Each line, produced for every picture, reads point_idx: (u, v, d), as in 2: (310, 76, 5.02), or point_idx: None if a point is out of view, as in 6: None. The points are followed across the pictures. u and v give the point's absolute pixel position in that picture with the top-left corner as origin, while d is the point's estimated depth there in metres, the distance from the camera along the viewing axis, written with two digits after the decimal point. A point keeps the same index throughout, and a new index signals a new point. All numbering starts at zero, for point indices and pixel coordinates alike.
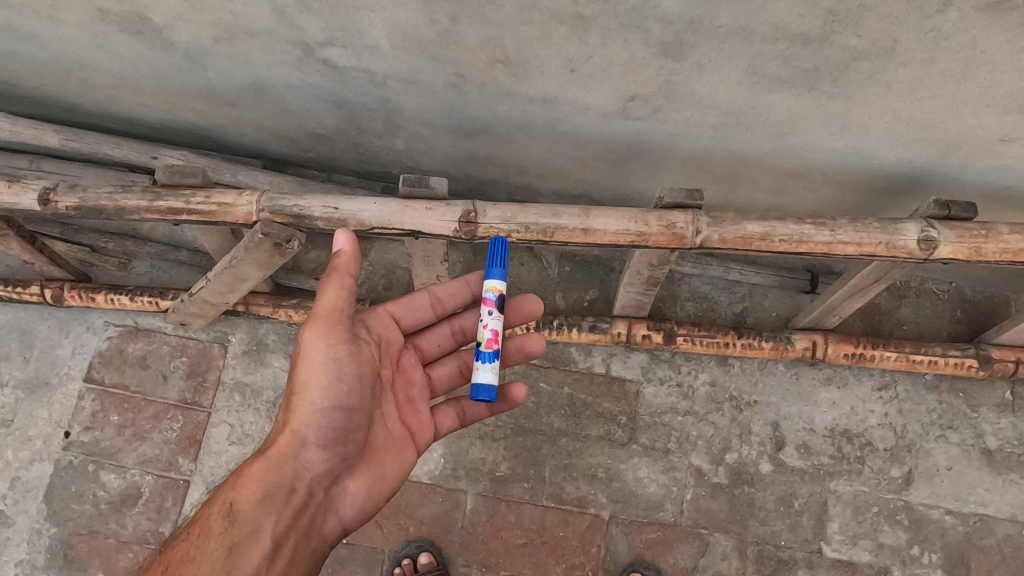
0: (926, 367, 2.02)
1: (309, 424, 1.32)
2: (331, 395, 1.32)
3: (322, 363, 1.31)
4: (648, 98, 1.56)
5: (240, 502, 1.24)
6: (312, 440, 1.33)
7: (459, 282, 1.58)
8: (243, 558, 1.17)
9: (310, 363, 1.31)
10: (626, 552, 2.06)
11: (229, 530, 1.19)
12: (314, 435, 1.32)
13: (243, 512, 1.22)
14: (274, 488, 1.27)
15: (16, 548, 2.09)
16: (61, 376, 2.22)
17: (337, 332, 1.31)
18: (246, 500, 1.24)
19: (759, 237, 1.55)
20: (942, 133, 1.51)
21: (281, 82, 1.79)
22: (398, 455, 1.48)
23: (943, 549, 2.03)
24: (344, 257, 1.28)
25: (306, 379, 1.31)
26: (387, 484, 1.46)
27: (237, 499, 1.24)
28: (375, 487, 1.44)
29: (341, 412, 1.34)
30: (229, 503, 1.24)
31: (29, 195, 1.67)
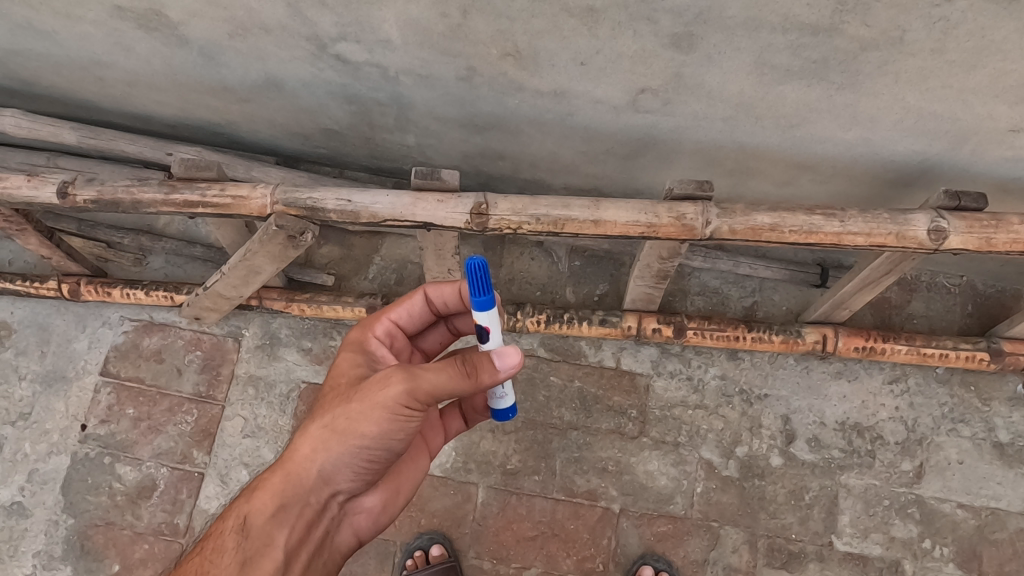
0: (938, 361, 2.02)
1: (348, 456, 1.17)
2: (381, 439, 1.16)
3: (387, 410, 1.13)
4: (658, 91, 1.57)
5: (254, 516, 1.13)
6: (346, 466, 1.19)
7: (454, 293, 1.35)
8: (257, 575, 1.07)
9: (373, 405, 1.13)
10: (636, 544, 2.07)
11: (242, 546, 1.09)
12: (350, 463, 1.19)
13: (257, 527, 1.12)
14: (296, 508, 1.15)
15: (34, 539, 2.12)
16: (78, 370, 2.25)
17: (423, 398, 1.13)
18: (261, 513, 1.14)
19: (769, 228, 1.56)
20: (952, 124, 1.52)
21: (295, 78, 1.82)
22: (414, 464, 1.44)
23: (954, 543, 2.03)
24: (489, 376, 1.12)
25: (361, 418, 1.14)
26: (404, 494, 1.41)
27: (251, 511, 1.14)
28: (390, 499, 1.37)
29: (385, 450, 1.19)
30: (243, 516, 1.14)
31: (48, 188, 1.70)
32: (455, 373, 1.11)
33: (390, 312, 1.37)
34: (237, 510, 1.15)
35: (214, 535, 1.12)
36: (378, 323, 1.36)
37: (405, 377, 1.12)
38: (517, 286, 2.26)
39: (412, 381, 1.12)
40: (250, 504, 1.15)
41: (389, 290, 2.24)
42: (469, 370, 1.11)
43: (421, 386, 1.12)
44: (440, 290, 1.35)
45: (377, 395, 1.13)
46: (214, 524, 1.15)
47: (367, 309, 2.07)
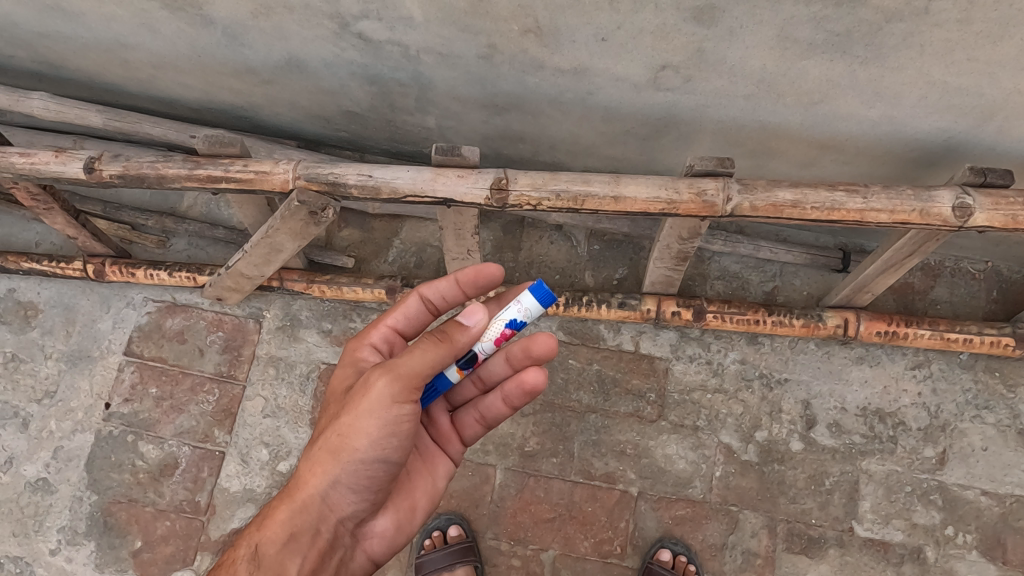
0: (961, 346, 2.00)
1: (346, 473, 1.19)
2: (377, 448, 1.18)
3: (376, 415, 1.16)
4: (679, 68, 1.56)
5: (265, 545, 1.14)
6: (346, 485, 1.21)
7: (449, 281, 1.33)
8: None
9: (360, 413, 1.16)
10: (654, 527, 2.07)
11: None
12: (351, 481, 1.21)
13: (270, 556, 1.12)
14: (306, 535, 1.18)
15: (59, 514, 2.15)
16: (102, 350, 2.28)
17: (407, 394, 1.17)
18: (271, 543, 1.14)
19: (791, 205, 1.55)
20: (978, 99, 1.50)
21: (317, 58, 1.83)
22: (429, 475, 1.45)
23: (978, 530, 2.00)
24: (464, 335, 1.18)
25: (352, 430, 1.17)
26: (418, 510, 1.41)
27: (262, 542, 1.14)
28: (403, 520, 1.38)
29: (383, 462, 1.21)
30: (255, 545, 1.14)
31: (75, 164, 1.72)
32: (431, 344, 1.16)
33: (387, 319, 1.36)
34: (249, 540, 1.16)
35: (226, 565, 1.12)
36: (375, 329, 1.35)
37: (386, 374, 1.15)
38: (535, 270, 2.27)
39: (396, 376, 1.15)
40: (261, 534, 1.16)
41: (408, 273, 2.25)
42: (441, 335, 1.18)
43: (402, 374, 1.15)
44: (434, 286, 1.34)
45: (364, 401, 1.16)
46: (226, 555, 1.15)
47: (386, 291, 2.08)
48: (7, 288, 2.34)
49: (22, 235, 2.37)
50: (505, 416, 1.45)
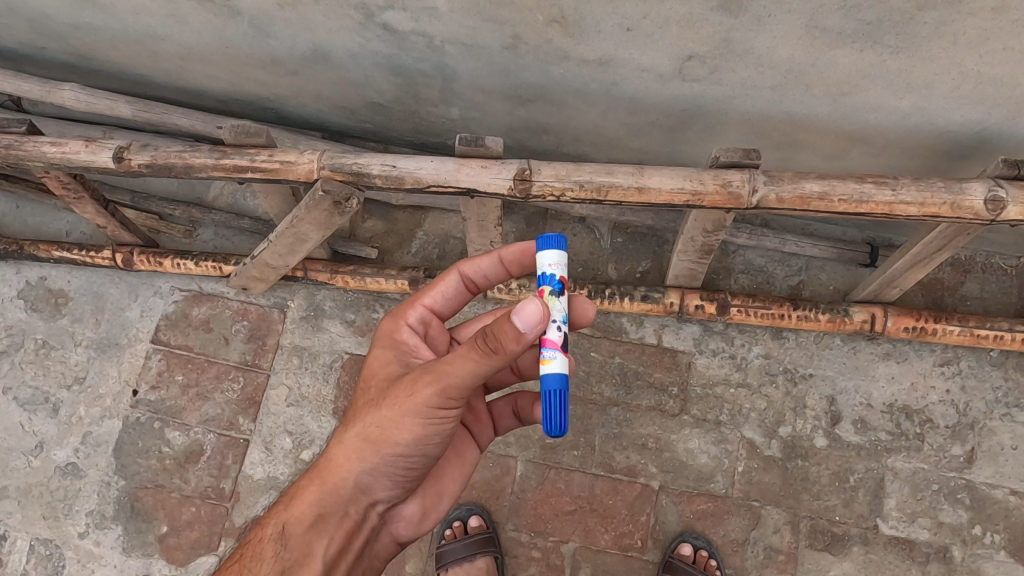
0: (991, 342, 1.96)
1: (382, 464, 1.17)
2: (415, 446, 1.16)
3: (418, 417, 1.13)
4: (705, 58, 1.55)
5: (293, 524, 1.16)
6: (382, 474, 1.18)
7: (493, 260, 1.30)
8: None
9: (405, 410, 1.13)
10: (675, 522, 2.06)
11: (281, 555, 1.12)
12: (388, 471, 1.18)
13: (296, 537, 1.15)
14: (334, 517, 1.17)
15: (87, 498, 2.19)
16: (130, 338, 2.32)
17: (456, 398, 1.11)
18: (298, 522, 1.16)
19: (818, 197, 1.52)
20: (1013, 90, 1.47)
21: (342, 49, 1.84)
22: (459, 461, 1.43)
23: (1007, 530, 1.97)
24: (517, 352, 1.02)
25: (392, 424, 1.14)
26: (447, 496, 1.39)
27: (289, 521, 1.16)
28: (430, 505, 1.35)
29: (421, 455, 1.18)
30: (282, 524, 1.17)
31: (104, 153, 1.74)
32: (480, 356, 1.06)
33: (423, 298, 1.35)
34: (277, 517, 1.18)
35: (254, 544, 1.16)
36: (411, 309, 1.34)
37: (434, 381, 1.11)
38: None
39: (442, 384, 1.10)
40: (289, 513, 1.18)
41: (431, 265, 2.26)
42: (494, 347, 1.01)
43: (450, 385, 1.09)
44: (476, 264, 1.31)
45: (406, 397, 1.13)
46: (254, 532, 1.18)
47: (409, 282, 2.08)
48: (38, 275, 2.38)
49: (53, 224, 2.41)
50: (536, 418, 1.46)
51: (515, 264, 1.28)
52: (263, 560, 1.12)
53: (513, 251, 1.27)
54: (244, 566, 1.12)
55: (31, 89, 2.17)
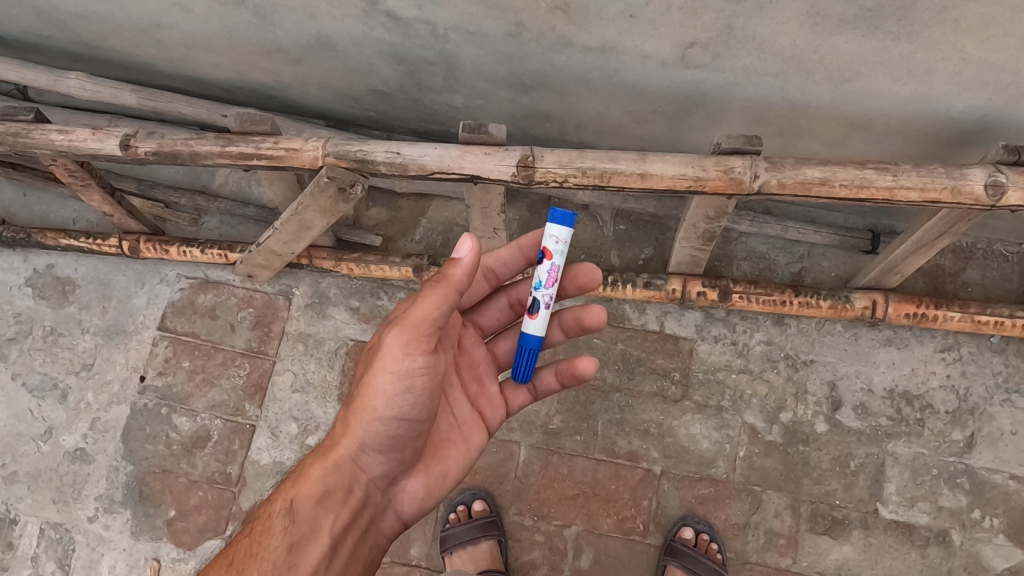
0: (992, 328, 1.97)
1: (372, 429, 1.24)
2: (396, 402, 1.23)
3: (392, 368, 1.22)
4: (707, 45, 1.56)
5: (300, 501, 1.18)
6: (375, 441, 1.25)
7: (512, 249, 1.43)
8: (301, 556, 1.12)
9: (381, 365, 1.23)
10: (677, 506, 2.08)
11: (289, 529, 1.14)
12: (379, 437, 1.25)
13: (303, 512, 1.18)
14: (336, 489, 1.22)
15: (96, 483, 2.21)
16: (137, 325, 2.34)
17: (421, 339, 1.22)
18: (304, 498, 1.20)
19: (819, 182, 1.53)
20: (1013, 76, 1.47)
21: (346, 37, 1.85)
22: (464, 445, 1.42)
23: (1006, 514, 1.99)
24: (458, 270, 1.17)
25: (372, 383, 1.23)
26: (450, 478, 1.40)
27: (296, 497, 1.20)
28: (434, 484, 1.37)
29: (406, 417, 1.25)
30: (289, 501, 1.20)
31: (111, 141, 1.76)
32: (430, 288, 1.19)
33: None
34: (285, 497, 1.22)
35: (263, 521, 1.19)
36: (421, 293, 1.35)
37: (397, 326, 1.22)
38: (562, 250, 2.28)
39: (404, 328, 1.21)
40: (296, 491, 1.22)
41: (435, 252, 2.28)
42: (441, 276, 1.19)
43: (410, 323, 1.21)
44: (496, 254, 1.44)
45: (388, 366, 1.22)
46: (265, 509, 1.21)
47: (413, 269, 2.10)
48: (45, 263, 2.40)
49: (60, 212, 2.43)
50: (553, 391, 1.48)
51: (532, 251, 1.42)
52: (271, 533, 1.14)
53: (530, 238, 1.41)
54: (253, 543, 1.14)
55: (37, 78, 2.18)
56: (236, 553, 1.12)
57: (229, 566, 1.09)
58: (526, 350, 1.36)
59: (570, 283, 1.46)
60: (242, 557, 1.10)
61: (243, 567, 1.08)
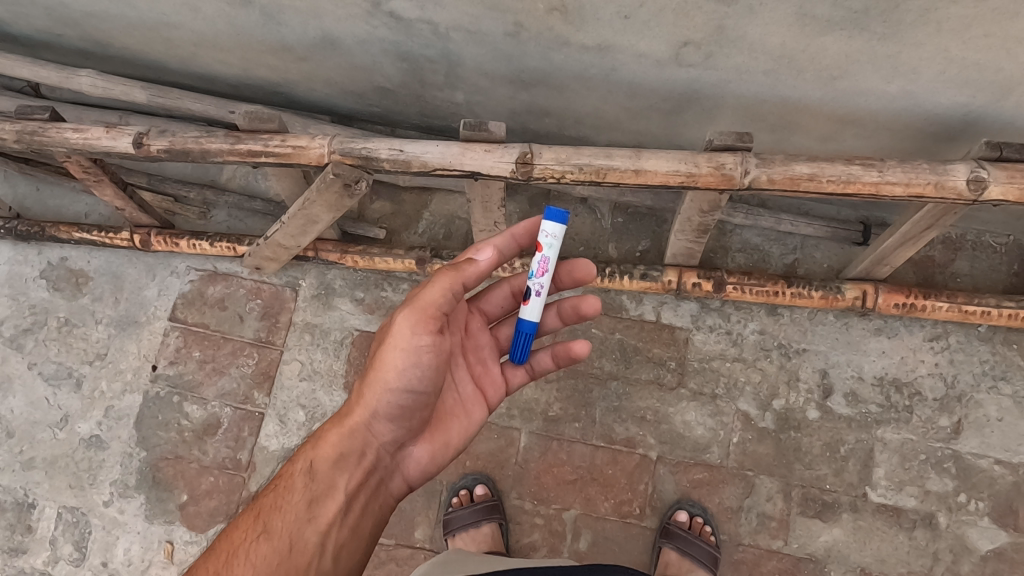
0: (979, 318, 2.03)
1: (385, 400, 1.28)
2: (409, 375, 1.27)
3: (405, 346, 1.26)
4: (700, 44, 1.61)
5: (319, 461, 1.23)
6: (388, 411, 1.29)
7: (506, 236, 1.40)
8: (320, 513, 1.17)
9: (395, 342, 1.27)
10: (672, 490, 2.15)
11: (309, 486, 1.19)
12: (392, 408, 1.29)
13: (321, 472, 1.22)
14: (352, 454, 1.26)
15: (111, 469, 2.29)
16: (149, 316, 2.41)
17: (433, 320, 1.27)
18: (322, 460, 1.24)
19: (807, 178, 1.59)
20: (995, 74, 1.53)
21: (350, 36, 1.90)
22: (464, 419, 1.44)
23: (991, 497, 2.05)
24: (473, 266, 1.26)
25: (387, 358, 1.27)
26: (450, 448, 1.42)
27: (315, 458, 1.24)
28: (440, 452, 1.40)
29: (416, 389, 1.29)
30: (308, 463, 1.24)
31: (124, 139, 1.82)
32: (445, 276, 1.25)
33: None
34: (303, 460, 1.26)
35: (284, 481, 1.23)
36: None
37: (409, 307, 1.27)
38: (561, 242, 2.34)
39: (415, 309, 1.26)
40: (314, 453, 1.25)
41: (437, 244, 2.34)
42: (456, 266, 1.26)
43: (423, 306, 1.26)
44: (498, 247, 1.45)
45: (400, 339, 1.26)
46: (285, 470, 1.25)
47: (416, 261, 2.16)
48: (59, 256, 2.46)
49: (72, 206, 2.49)
50: (551, 371, 1.53)
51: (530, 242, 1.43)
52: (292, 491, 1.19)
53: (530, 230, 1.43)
54: (276, 497, 1.19)
55: (49, 75, 2.24)
56: (262, 506, 1.18)
57: (255, 518, 1.15)
58: (522, 334, 1.42)
59: (569, 275, 1.51)
60: (268, 510, 1.16)
61: (269, 519, 1.15)
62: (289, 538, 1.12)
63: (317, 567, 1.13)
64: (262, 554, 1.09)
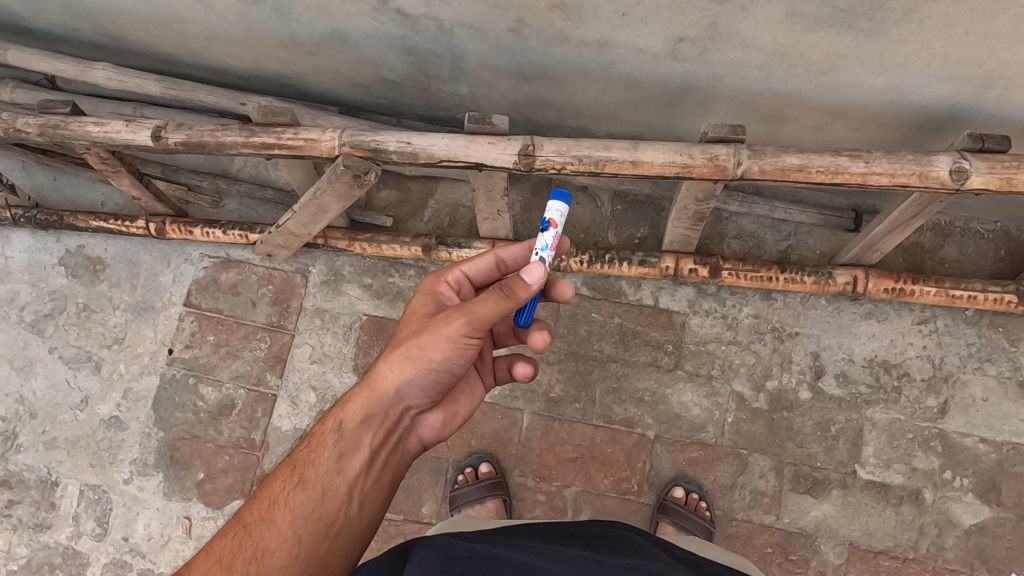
0: (966, 302, 2.10)
1: (420, 377, 1.30)
2: (446, 362, 1.30)
3: (450, 343, 1.29)
4: (695, 40, 1.67)
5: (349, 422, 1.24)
6: (420, 386, 1.32)
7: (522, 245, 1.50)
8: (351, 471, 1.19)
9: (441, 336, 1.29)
10: (669, 468, 2.24)
11: (340, 444, 1.21)
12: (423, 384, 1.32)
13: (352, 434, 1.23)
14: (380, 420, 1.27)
15: (130, 448, 2.39)
16: (164, 301, 2.49)
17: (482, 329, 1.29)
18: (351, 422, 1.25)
19: (797, 168, 1.66)
20: (978, 69, 1.59)
21: (358, 31, 1.97)
22: (469, 393, 1.52)
23: (975, 474, 2.14)
24: (526, 293, 1.25)
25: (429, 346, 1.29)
26: (459, 417, 1.48)
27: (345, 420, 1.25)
28: (450, 419, 1.46)
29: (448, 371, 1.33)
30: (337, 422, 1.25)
31: (143, 132, 1.89)
32: (499, 298, 1.24)
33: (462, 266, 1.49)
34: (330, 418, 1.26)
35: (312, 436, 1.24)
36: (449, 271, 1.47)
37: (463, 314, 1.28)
38: (562, 229, 2.42)
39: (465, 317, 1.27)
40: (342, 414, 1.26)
41: (442, 232, 2.42)
42: (507, 293, 1.24)
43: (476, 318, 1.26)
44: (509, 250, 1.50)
45: (444, 324, 1.29)
46: (312, 427, 1.25)
47: (422, 248, 2.23)
48: (77, 244, 2.55)
49: (89, 195, 2.57)
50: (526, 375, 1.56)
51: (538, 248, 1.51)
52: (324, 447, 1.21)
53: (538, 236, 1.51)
54: (307, 452, 1.20)
55: (66, 68, 2.31)
56: (296, 457, 1.20)
57: (291, 470, 1.18)
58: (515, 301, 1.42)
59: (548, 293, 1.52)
60: (303, 461, 1.19)
61: (304, 471, 1.17)
62: (321, 488, 1.15)
63: (345, 516, 1.16)
64: (298, 502, 1.13)
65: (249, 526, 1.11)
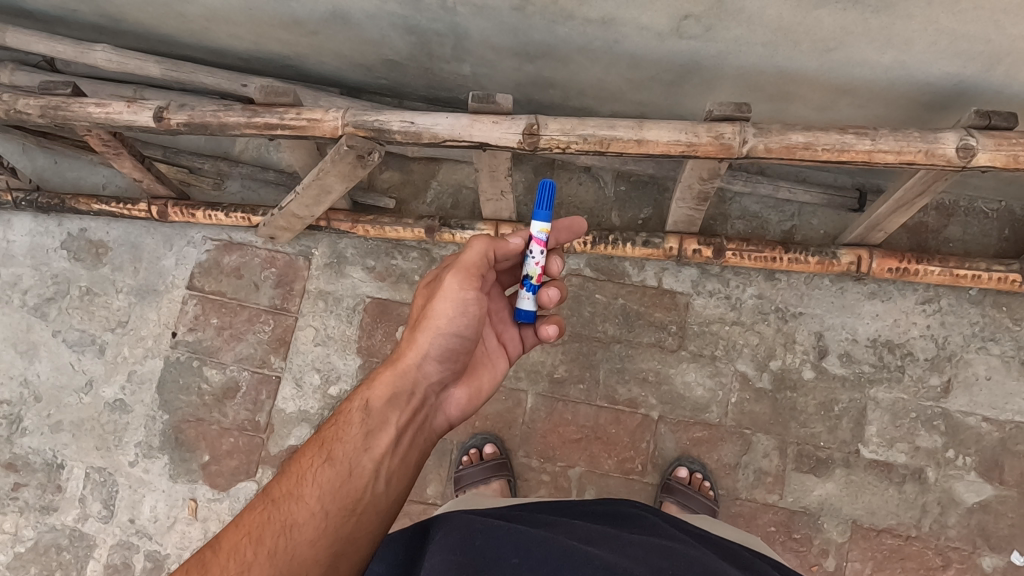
0: (970, 281, 2.10)
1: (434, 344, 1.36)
2: (455, 323, 1.37)
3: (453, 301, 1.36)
4: (700, 17, 1.66)
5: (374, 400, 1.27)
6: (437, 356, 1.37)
7: None
8: (377, 446, 1.21)
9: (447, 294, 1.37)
10: (673, 448, 2.25)
11: (366, 421, 1.23)
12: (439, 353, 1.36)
13: (377, 410, 1.25)
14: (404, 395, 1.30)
15: (135, 431, 2.39)
16: (167, 284, 2.49)
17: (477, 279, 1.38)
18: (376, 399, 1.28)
19: (802, 147, 1.65)
20: (985, 45, 1.58)
21: (360, 11, 1.95)
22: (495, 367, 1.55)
23: (977, 453, 2.15)
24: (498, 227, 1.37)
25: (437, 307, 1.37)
26: (484, 393, 1.51)
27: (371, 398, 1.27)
28: (474, 395, 1.49)
29: (460, 337, 1.38)
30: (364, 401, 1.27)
31: (145, 113, 1.88)
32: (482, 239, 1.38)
33: None
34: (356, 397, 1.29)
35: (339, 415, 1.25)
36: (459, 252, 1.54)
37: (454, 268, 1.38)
38: (565, 210, 2.41)
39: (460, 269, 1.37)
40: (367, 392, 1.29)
41: (445, 214, 2.41)
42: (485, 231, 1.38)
43: (465, 265, 1.38)
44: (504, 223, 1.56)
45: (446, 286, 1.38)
46: (339, 407, 1.27)
47: (425, 230, 2.22)
48: (78, 227, 2.54)
49: (91, 178, 2.57)
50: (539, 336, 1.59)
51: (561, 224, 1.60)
52: (351, 424, 1.22)
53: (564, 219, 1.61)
54: (335, 429, 1.21)
55: (65, 50, 2.30)
56: (324, 436, 1.20)
57: (319, 447, 1.18)
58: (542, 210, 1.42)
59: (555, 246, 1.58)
60: (331, 439, 1.19)
61: (332, 448, 1.18)
62: (348, 464, 1.16)
63: (372, 492, 1.16)
64: (325, 479, 1.13)
65: (278, 500, 1.09)
